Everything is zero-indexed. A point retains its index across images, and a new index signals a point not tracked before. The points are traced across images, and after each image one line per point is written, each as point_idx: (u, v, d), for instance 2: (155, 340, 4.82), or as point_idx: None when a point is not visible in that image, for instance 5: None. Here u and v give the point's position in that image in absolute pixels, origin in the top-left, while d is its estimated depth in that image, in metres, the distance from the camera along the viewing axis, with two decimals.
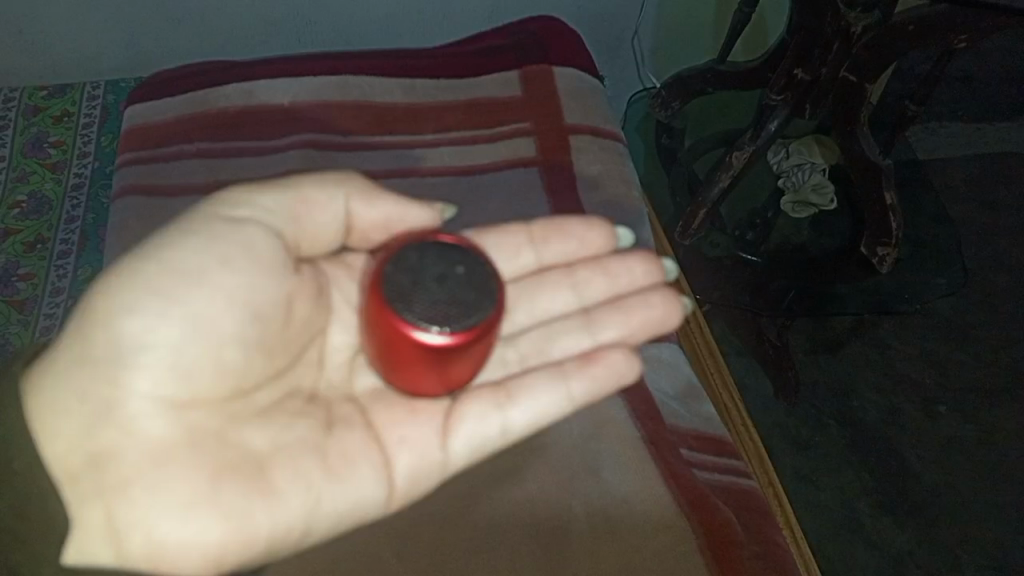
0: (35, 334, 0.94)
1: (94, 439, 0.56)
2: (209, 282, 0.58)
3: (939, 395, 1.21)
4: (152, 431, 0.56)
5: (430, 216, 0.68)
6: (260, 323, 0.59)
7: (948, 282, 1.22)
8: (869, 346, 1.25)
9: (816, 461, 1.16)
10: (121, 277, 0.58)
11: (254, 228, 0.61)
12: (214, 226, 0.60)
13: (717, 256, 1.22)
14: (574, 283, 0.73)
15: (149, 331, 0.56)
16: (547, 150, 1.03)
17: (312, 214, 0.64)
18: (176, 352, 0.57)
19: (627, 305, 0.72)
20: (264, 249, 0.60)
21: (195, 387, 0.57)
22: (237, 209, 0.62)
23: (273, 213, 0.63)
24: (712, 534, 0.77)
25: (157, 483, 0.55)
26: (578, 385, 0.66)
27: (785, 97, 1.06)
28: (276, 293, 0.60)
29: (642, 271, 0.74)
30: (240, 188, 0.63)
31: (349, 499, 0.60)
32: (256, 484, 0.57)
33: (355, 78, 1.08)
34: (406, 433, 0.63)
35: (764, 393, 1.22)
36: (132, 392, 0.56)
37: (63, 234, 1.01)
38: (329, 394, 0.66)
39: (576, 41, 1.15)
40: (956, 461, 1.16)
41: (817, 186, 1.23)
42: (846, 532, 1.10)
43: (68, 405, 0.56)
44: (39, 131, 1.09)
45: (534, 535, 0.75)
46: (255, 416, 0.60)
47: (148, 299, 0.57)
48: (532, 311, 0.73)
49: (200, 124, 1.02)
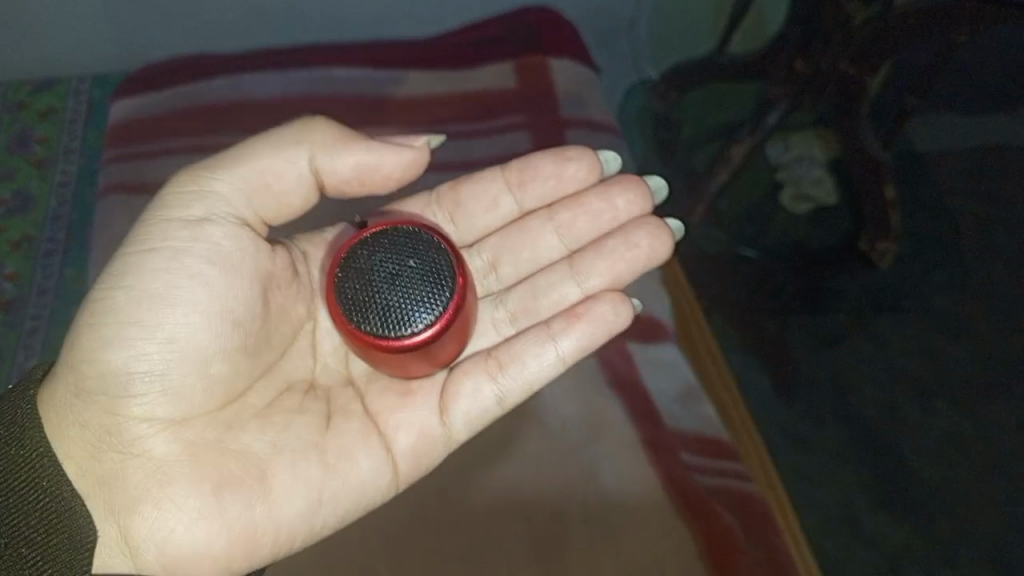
0: (22, 336, 0.93)
1: (102, 463, 0.58)
2: (180, 302, 0.57)
3: (941, 389, 1.11)
4: (155, 452, 0.57)
5: (418, 157, 0.64)
6: (239, 330, 0.58)
7: (947, 277, 1.17)
8: (865, 340, 1.16)
9: (809, 457, 1.10)
10: (97, 309, 0.57)
11: (215, 229, 0.58)
12: (171, 233, 0.58)
13: (716, 250, 1.24)
14: (557, 225, 0.73)
15: (136, 361, 0.56)
16: (543, 143, 1.01)
17: (273, 188, 0.61)
18: (164, 377, 0.57)
19: (609, 246, 0.71)
20: (229, 251, 0.58)
21: (190, 404, 0.58)
22: (191, 209, 0.58)
23: (229, 201, 0.59)
24: (716, 548, 0.76)
25: (163, 501, 0.57)
26: (567, 343, 0.64)
27: (786, 91, 1.06)
28: (249, 294, 0.59)
29: (623, 202, 0.73)
30: (186, 181, 0.59)
31: (353, 488, 0.61)
32: (258, 489, 0.58)
33: (346, 73, 1.06)
34: (404, 418, 0.63)
35: (764, 391, 1.15)
36: (131, 419, 0.57)
37: (50, 232, 0.99)
38: (328, 381, 0.66)
39: (573, 32, 1.13)
40: (954, 458, 1.08)
41: (817, 180, 1.24)
42: (843, 529, 1.05)
43: (75, 435, 0.57)
44: (24, 127, 1.06)
45: (529, 523, 0.74)
46: (252, 419, 0.60)
47: (127, 326, 0.56)
48: (518, 267, 0.74)
49: (187, 121, 1.00)
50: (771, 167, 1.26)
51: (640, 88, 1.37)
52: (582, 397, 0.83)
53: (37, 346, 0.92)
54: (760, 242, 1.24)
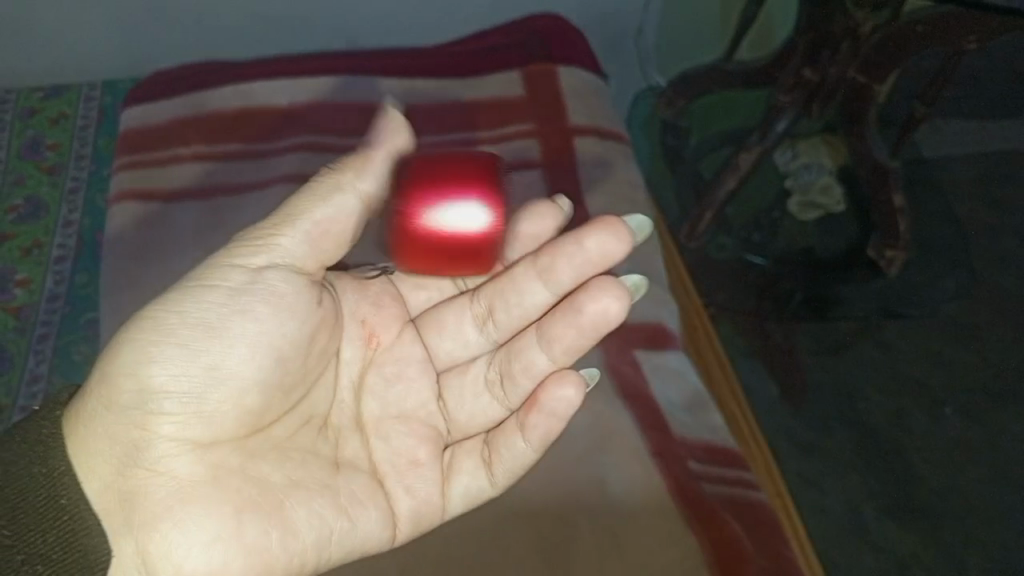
0: (32, 343, 0.91)
1: (126, 480, 0.54)
2: (229, 334, 0.55)
3: (948, 397, 1.07)
4: (179, 471, 0.55)
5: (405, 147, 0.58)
6: (281, 368, 0.57)
7: (957, 284, 1.10)
8: (873, 347, 1.17)
9: (817, 463, 1.13)
10: (140, 327, 0.55)
11: (275, 276, 0.56)
12: (228, 273, 0.56)
13: (725, 258, 1.27)
14: (539, 272, 0.64)
15: (174, 382, 0.54)
16: (550, 152, 1.01)
17: (333, 234, 0.57)
18: (199, 397, 0.54)
19: (572, 305, 0.62)
20: (285, 294, 0.56)
21: (219, 429, 0.55)
22: (255, 254, 0.56)
23: (295, 250, 0.57)
24: (726, 559, 0.76)
25: (184, 518, 0.54)
26: (534, 432, 0.64)
27: (794, 99, 1.07)
28: (297, 336, 0.57)
29: (591, 243, 0.62)
30: (258, 227, 0.57)
31: (355, 541, 0.60)
32: (274, 518, 0.56)
33: (356, 80, 1.07)
34: (409, 480, 0.63)
35: (770, 394, 1.20)
36: (158, 434, 0.54)
37: (60, 238, 0.99)
38: (340, 421, 0.63)
39: (580, 38, 1.13)
40: (961, 466, 1.06)
41: (825, 188, 1.23)
42: (852, 538, 1.07)
43: (101, 449, 0.54)
44: (36, 134, 1.07)
45: (535, 522, 0.75)
46: (271, 450, 0.58)
47: (174, 349, 0.54)
48: (512, 314, 0.67)
49: (198, 128, 1.01)
50: (779, 175, 1.26)
51: (648, 92, 1.38)
52: (589, 406, 0.82)
53: (49, 353, 0.91)
54: (768, 249, 1.25)
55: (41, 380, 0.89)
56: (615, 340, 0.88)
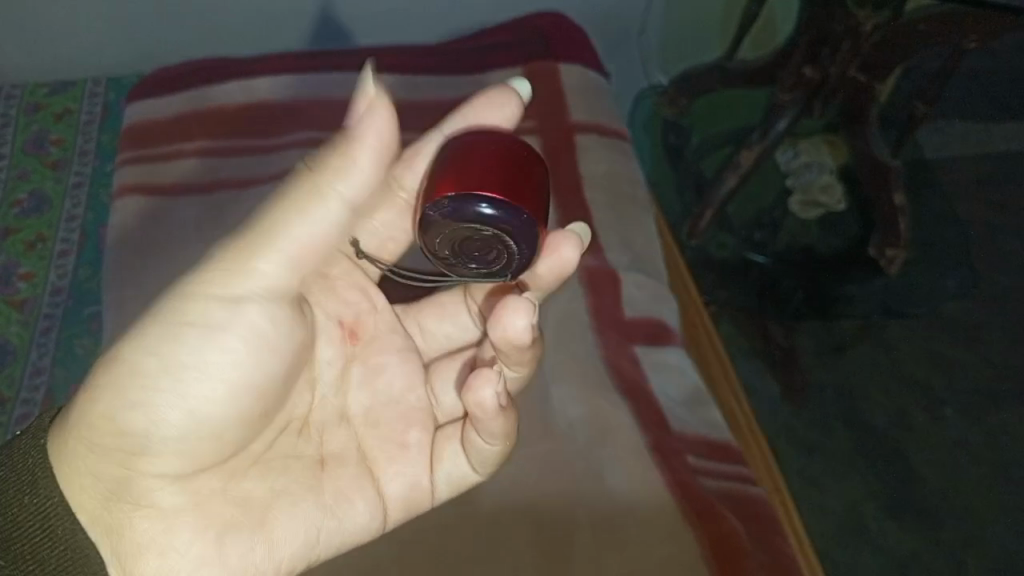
0: (34, 335, 0.92)
1: (111, 513, 0.52)
2: (206, 373, 0.50)
3: (949, 397, 1.11)
4: (165, 504, 0.52)
5: (388, 140, 0.49)
6: (259, 402, 0.53)
7: (959, 284, 1.14)
8: (875, 347, 1.18)
9: (818, 464, 1.12)
10: (117, 367, 0.50)
11: (255, 307, 0.51)
12: (203, 307, 0.50)
13: (726, 257, 1.24)
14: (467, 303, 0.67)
15: (151, 424, 0.50)
16: (552, 148, 1.01)
17: (315, 250, 0.50)
18: (179, 437, 0.51)
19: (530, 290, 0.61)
20: (267, 330, 0.52)
21: (197, 461, 0.52)
22: (232, 285, 0.50)
23: (270, 280, 0.50)
24: (725, 556, 0.76)
25: (169, 548, 0.52)
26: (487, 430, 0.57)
27: (795, 97, 1.06)
28: (272, 371, 0.53)
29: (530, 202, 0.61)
30: (229, 246, 0.50)
31: (344, 534, 0.58)
32: (260, 533, 0.54)
33: (356, 76, 1.07)
34: (397, 467, 0.61)
35: (773, 394, 1.18)
36: (140, 472, 0.51)
37: (63, 232, 1.00)
38: (323, 418, 0.59)
39: (582, 36, 1.14)
40: (961, 463, 1.08)
41: (826, 186, 1.24)
42: (852, 539, 1.06)
43: (84, 483, 0.51)
44: (40, 130, 1.08)
45: (532, 523, 0.75)
46: (253, 465, 0.55)
47: (154, 388, 0.50)
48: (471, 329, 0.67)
49: (202, 123, 1.01)
50: (781, 173, 1.26)
51: (649, 91, 1.38)
52: (588, 400, 0.82)
53: (51, 346, 0.91)
54: (770, 249, 1.24)
55: (43, 372, 0.90)
56: (616, 335, 0.88)
